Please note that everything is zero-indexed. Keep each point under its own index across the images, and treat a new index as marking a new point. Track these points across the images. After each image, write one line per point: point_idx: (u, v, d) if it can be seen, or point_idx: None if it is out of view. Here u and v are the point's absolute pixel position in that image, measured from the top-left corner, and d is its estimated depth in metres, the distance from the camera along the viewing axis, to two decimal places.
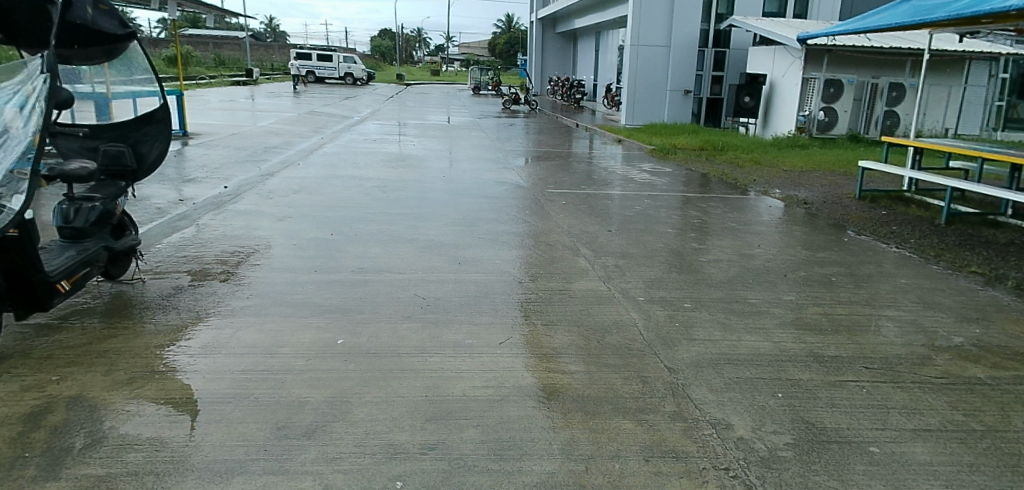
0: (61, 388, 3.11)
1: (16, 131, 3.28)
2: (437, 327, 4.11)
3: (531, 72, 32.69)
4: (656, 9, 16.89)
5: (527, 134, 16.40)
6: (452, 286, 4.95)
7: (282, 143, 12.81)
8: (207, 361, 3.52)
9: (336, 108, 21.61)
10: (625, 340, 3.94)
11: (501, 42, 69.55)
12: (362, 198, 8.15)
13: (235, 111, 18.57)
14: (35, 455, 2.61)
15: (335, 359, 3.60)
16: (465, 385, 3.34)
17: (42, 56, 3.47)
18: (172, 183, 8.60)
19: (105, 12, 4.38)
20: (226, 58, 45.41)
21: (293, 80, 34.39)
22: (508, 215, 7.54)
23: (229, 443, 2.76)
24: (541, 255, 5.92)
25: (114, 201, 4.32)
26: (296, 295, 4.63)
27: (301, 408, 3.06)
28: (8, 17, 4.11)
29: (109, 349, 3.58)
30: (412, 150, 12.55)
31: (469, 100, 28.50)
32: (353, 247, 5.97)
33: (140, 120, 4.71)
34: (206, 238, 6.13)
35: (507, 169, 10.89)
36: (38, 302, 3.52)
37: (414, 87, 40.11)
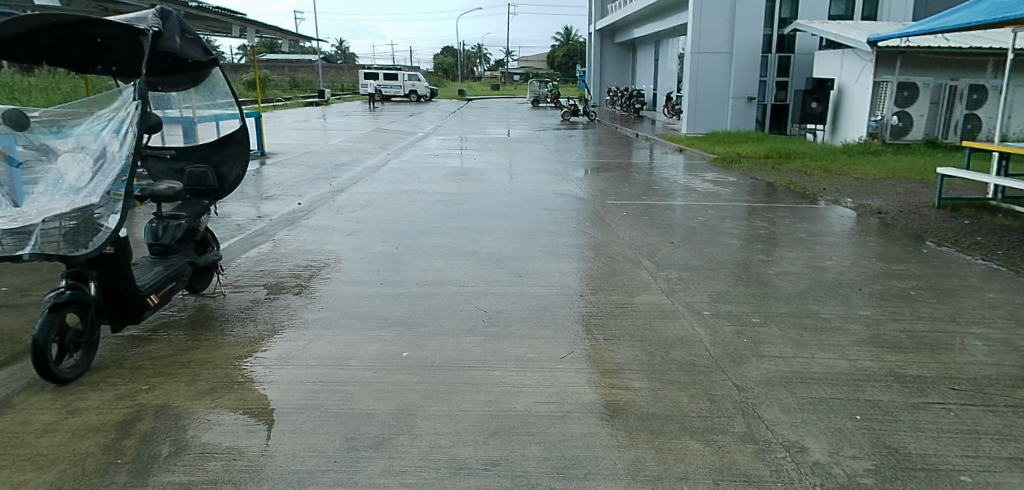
0: (149, 397, 3.27)
1: (113, 154, 3.53)
2: (498, 341, 4.13)
3: (589, 83, 32.63)
4: (718, 15, 16.60)
5: (587, 145, 16.36)
6: (513, 299, 4.98)
7: (350, 160, 13.19)
8: (281, 372, 3.64)
9: (401, 125, 22.18)
10: (690, 356, 3.86)
11: (560, 54, 69.83)
12: (426, 212, 8.30)
13: (309, 130, 19.30)
14: (125, 462, 2.72)
15: (401, 372, 3.67)
16: (527, 400, 3.34)
17: (134, 84, 3.69)
18: (250, 201, 8.98)
19: (191, 41, 4.54)
20: (298, 79, 47.28)
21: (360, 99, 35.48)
22: (568, 227, 7.53)
23: (301, 453, 2.84)
24: (602, 267, 5.87)
25: (198, 219, 4.55)
26: (362, 308, 4.74)
27: (368, 420, 3.13)
28: (108, 50, 4.40)
29: (193, 360, 3.75)
30: (472, 164, 12.70)
31: (528, 113, 28.71)
32: (419, 260, 6.09)
33: (221, 141, 4.94)
34: (280, 252, 6.38)
35: (567, 180, 10.90)
36: (132, 316, 3.73)
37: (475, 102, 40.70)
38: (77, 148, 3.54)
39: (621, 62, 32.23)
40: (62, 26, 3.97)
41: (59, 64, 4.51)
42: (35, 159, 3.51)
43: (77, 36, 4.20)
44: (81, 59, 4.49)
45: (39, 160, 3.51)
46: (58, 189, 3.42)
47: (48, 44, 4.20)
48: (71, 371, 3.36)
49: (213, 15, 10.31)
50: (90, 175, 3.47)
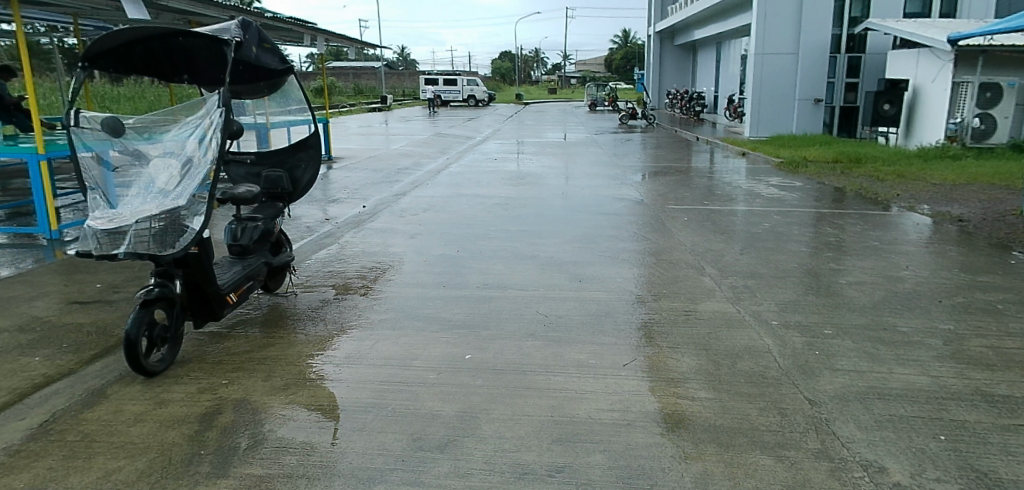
0: (229, 392, 3.42)
1: (199, 160, 3.73)
2: (560, 346, 4.13)
3: (648, 86, 32.23)
4: (783, 15, 16.15)
5: (645, 149, 16.16)
6: (574, 304, 4.98)
7: (412, 164, 13.44)
8: (350, 371, 3.75)
9: (460, 129, 22.46)
10: (758, 368, 3.77)
11: (618, 57, 69.15)
12: (485, 216, 8.37)
13: (371, 135, 19.75)
14: (208, 453, 2.85)
15: (464, 374, 3.72)
16: (590, 407, 3.34)
17: (218, 93, 3.89)
18: (318, 204, 9.25)
19: (268, 50, 4.72)
20: (360, 85, 48.47)
21: (419, 104, 36.08)
22: (628, 232, 7.46)
23: (370, 452, 2.92)
24: (664, 274, 5.80)
25: (273, 221, 4.74)
26: (424, 310, 4.83)
27: (433, 421, 3.18)
28: (193, 60, 4.63)
29: (268, 357, 3.91)
30: (530, 168, 12.74)
31: (585, 117, 28.60)
32: (479, 264, 6.14)
33: (294, 147, 5.14)
34: (346, 254, 6.56)
35: (626, 185, 10.80)
36: (212, 313, 3.92)
37: (532, 106, 40.79)
38: (167, 154, 3.74)
39: (681, 64, 31.70)
40: (153, 38, 4.21)
41: (149, 74, 4.77)
42: (129, 163, 3.71)
43: (165, 48, 4.45)
44: (169, 69, 4.75)
45: (132, 164, 3.71)
46: (149, 193, 3.61)
47: (140, 56, 4.45)
48: (158, 364, 3.55)
49: (287, 25, 10.76)
50: (179, 179, 3.67)
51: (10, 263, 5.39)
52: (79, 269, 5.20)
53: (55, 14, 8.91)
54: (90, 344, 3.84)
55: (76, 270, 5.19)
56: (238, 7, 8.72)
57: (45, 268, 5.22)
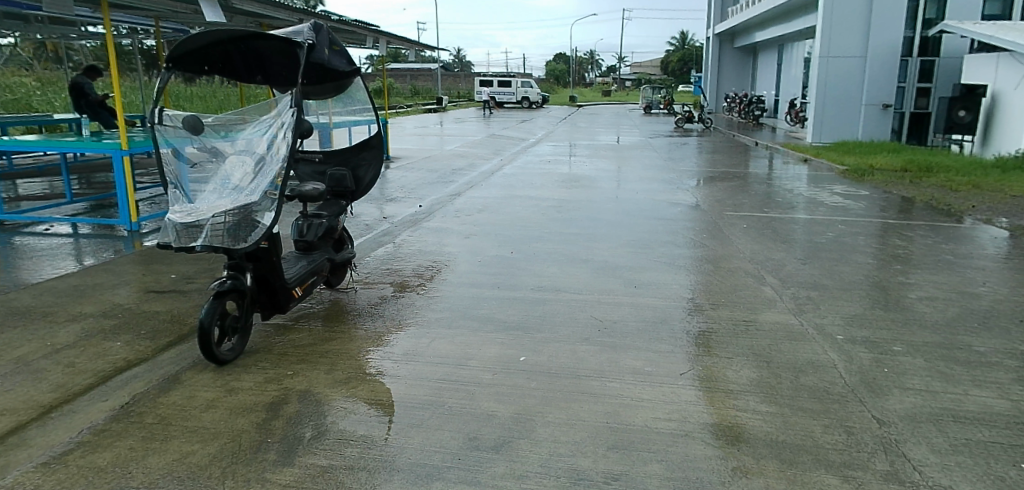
0: (294, 383, 3.54)
1: (272, 158, 3.87)
2: (615, 352, 4.11)
3: (705, 89, 31.65)
4: (852, 16, 15.55)
5: (701, 153, 15.86)
6: (629, 309, 4.94)
7: (466, 165, 13.58)
8: (407, 367, 3.82)
9: (514, 131, 22.50)
10: (822, 383, 3.65)
11: (674, 60, 68.03)
12: (538, 218, 8.38)
13: (426, 136, 20.01)
14: (275, 441, 2.95)
15: (518, 376, 3.74)
16: (647, 415, 3.31)
17: (292, 94, 4.03)
18: (375, 202, 9.45)
19: (337, 52, 4.82)
20: (416, 86, 49.19)
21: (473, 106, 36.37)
22: (684, 238, 7.35)
23: (427, 448, 2.96)
24: (722, 282, 5.69)
25: (337, 218, 4.89)
26: (480, 310, 4.88)
27: (489, 421, 3.22)
28: (268, 61, 4.81)
29: (330, 350, 4.02)
30: (583, 171, 12.69)
31: (639, 120, 28.30)
32: (533, 265, 6.16)
33: (359, 147, 5.26)
34: (403, 252, 6.68)
35: (681, 189, 10.64)
36: (279, 305, 4.06)
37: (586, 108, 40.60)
38: (242, 151, 3.89)
39: (740, 68, 31.00)
40: (232, 40, 4.39)
41: (226, 76, 4.96)
42: (207, 160, 3.88)
43: (242, 49, 4.62)
44: (245, 70, 4.93)
45: (210, 161, 3.88)
46: (225, 188, 3.76)
47: (218, 56, 4.64)
48: (229, 353, 3.70)
49: (351, 28, 11.04)
50: (253, 176, 3.81)
51: (94, 253, 5.70)
52: (156, 260, 5.46)
53: (138, 17, 9.40)
54: (167, 331, 4.03)
55: (153, 261, 5.45)
56: (306, 11, 9.01)
57: (125, 258, 5.50)
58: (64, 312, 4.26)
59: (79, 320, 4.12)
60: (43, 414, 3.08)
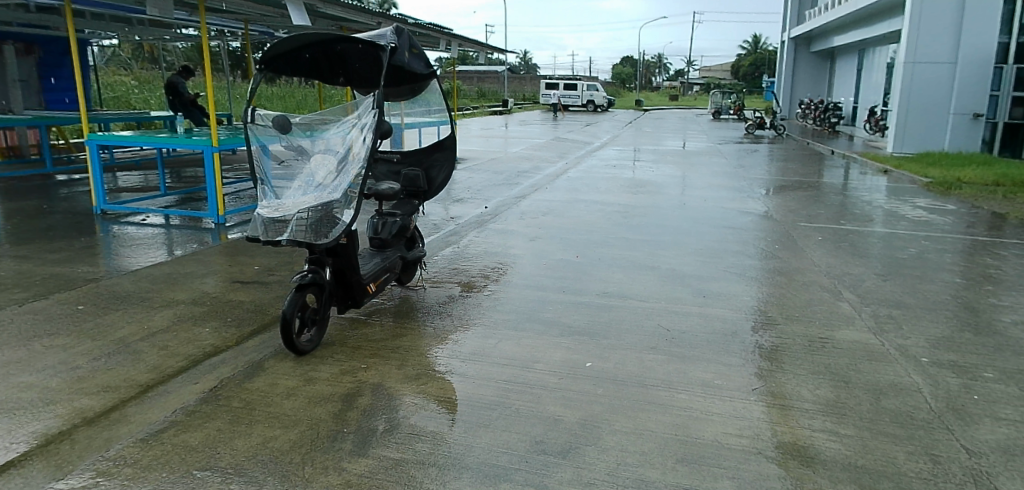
0: (368, 375, 3.65)
1: (354, 156, 4.00)
2: (684, 362, 4.04)
3: (778, 94, 30.65)
4: (941, 20, 14.79)
5: (773, 161, 15.38)
6: (698, 319, 4.85)
7: (530, 167, 13.63)
8: (474, 367, 3.87)
9: (580, 134, 22.38)
10: (905, 407, 3.49)
11: (745, 64, 66.20)
12: (604, 223, 8.32)
13: (491, 138, 20.15)
14: (350, 431, 3.05)
15: (585, 382, 3.73)
16: (717, 430, 3.24)
17: (374, 96, 4.18)
18: (442, 202, 9.61)
19: (416, 55, 4.96)
20: (483, 89, 49.68)
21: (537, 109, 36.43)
22: (755, 249, 7.15)
23: (495, 448, 2.99)
24: (796, 295, 5.50)
25: (410, 217, 5.02)
26: (544, 314, 4.88)
27: (555, 426, 3.22)
28: (351, 64, 4.98)
29: (401, 346, 4.12)
30: (648, 176, 12.52)
31: (709, 126, 27.68)
32: (599, 271, 6.13)
33: (432, 147, 5.37)
34: (469, 253, 6.77)
35: (751, 198, 10.36)
36: (355, 300, 4.20)
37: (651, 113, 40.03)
38: (326, 150, 4.05)
39: (816, 73, 29.87)
40: (319, 43, 4.56)
41: (312, 77, 5.16)
42: (293, 158, 4.06)
43: (328, 52, 4.80)
44: (329, 71, 5.11)
45: (296, 159, 4.05)
46: (309, 185, 3.91)
47: (306, 59, 4.83)
48: (308, 344, 3.86)
49: (426, 31, 11.28)
50: (335, 173, 3.94)
51: (185, 243, 6.03)
52: (241, 252, 5.73)
53: (229, 19, 9.90)
54: (251, 320, 4.22)
55: (238, 252, 5.72)
56: (385, 14, 9.27)
57: (212, 249, 5.80)
58: (158, 297, 4.53)
59: (172, 306, 4.37)
60: (140, 392, 3.28)
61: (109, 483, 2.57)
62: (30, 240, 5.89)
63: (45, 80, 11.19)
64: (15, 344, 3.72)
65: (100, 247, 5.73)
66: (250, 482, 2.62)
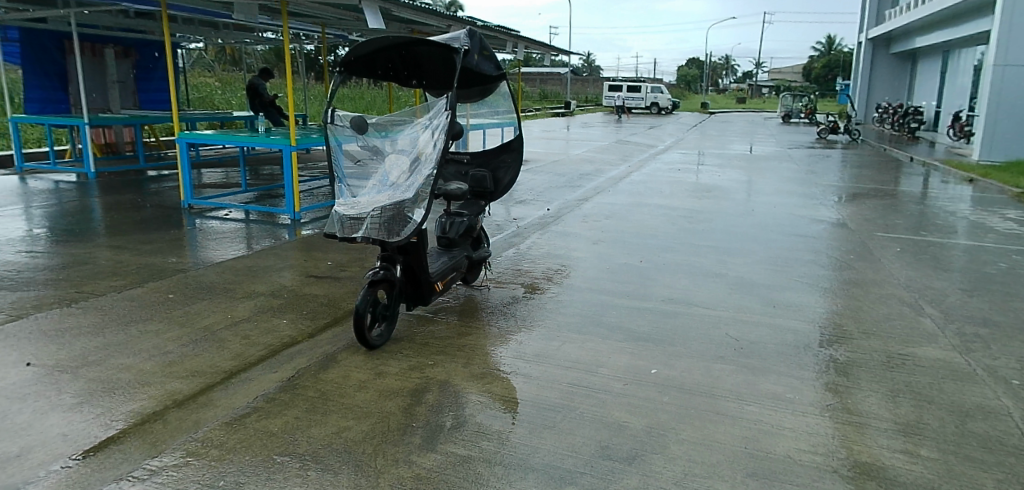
0: (435, 372, 3.72)
1: (426, 157, 4.08)
2: (753, 374, 3.94)
3: (853, 97, 29.43)
4: None
5: (847, 167, 14.78)
6: (768, 330, 4.72)
7: (593, 170, 13.56)
8: (538, 369, 3.89)
9: (643, 137, 22.09)
10: (994, 431, 3.30)
11: (817, 67, 63.97)
12: (668, 228, 8.20)
13: (553, 139, 20.13)
14: (419, 426, 3.12)
15: (651, 389, 3.69)
16: (790, 445, 3.15)
17: (446, 98, 4.26)
18: (505, 203, 9.68)
19: (487, 57, 5.03)
20: (545, 91, 49.72)
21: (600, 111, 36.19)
22: (828, 258, 6.90)
23: (560, 451, 3.00)
24: (873, 308, 5.28)
25: (477, 217, 5.08)
26: (608, 318, 4.85)
27: (621, 432, 3.20)
28: (424, 66, 5.08)
29: (466, 345, 4.19)
30: (714, 181, 12.26)
31: (779, 130, 26.82)
32: (664, 276, 6.05)
33: (500, 149, 5.43)
34: (532, 254, 6.80)
35: (823, 205, 9.99)
36: (423, 297, 4.29)
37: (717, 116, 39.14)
38: (400, 151, 4.15)
39: (895, 75, 28.51)
40: (395, 46, 4.67)
41: (387, 79, 5.32)
42: (369, 159, 4.18)
43: (403, 55, 4.91)
44: (403, 74, 5.25)
45: (372, 160, 4.17)
46: (383, 184, 4.02)
47: (382, 62, 4.98)
48: (378, 339, 3.97)
49: (494, 33, 11.38)
50: (408, 174, 4.03)
51: (263, 238, 6.29)
52: (315, 248, 5.93)
53: (307, 23, 10.27)
54: (325, 314, 4.37)
55: (312, 248, 5.93)
56: (455, 17, 9.41)
57: (289, 244, 6.03)
58: (240, 289, 4.74)
59: (252, 297, 4.57)
60: (224, 378, 3.45)
61: (198, 463, 2.71)
62: (124, 232, 6.27)
63: (141, 82, 11.86)
64: (113, 329, 3.97)
65: (187, 240, 6.05)
66: (326, 470, 2.72)
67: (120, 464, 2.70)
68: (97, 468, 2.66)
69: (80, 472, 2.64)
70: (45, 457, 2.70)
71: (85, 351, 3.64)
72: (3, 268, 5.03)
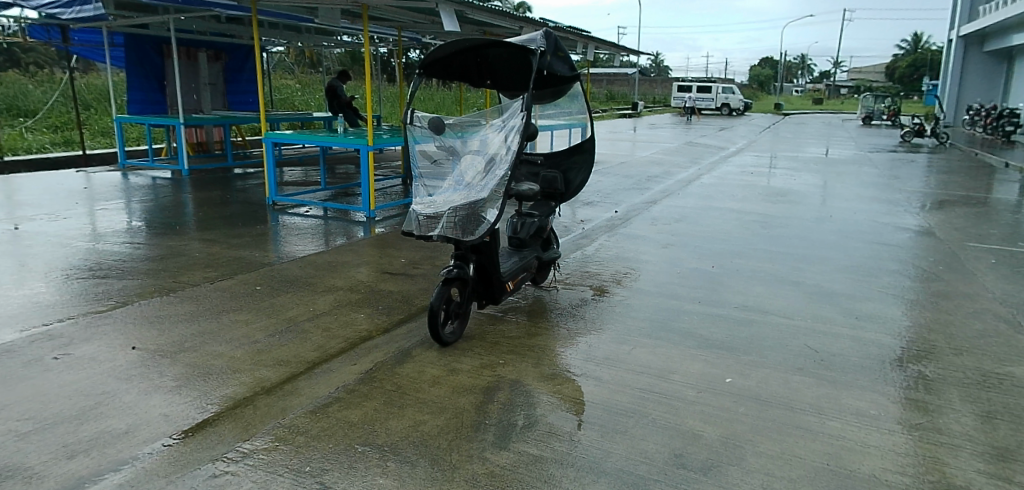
0: (506, 371, 3.75)
1: (501, 157, 4.11)
2: (835, 388, 3.79)
3: (942, 98, 27.82)
4: None
5: (933, 173, 14.01)
6: (850, 342, 4.53)
7: (662, 172, 13.34)
8: (609, 372, 3.86)
9: (714, 139, 21.56)
10: None
11: (902, 66, 60.81)
12: (742, 233, 7.99)
13: (620, 141, 19.93)
14: (492, 423, 3.16)
15: (726, 398, 3.61)
16: (875, 464, 3.02)
17: (523, 99, 4.29)
18: (573, 205, 9.65)
19: (561, 58, 5.04)
20: (613, 92, 49.23)
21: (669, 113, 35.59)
22: (914, 268, 6.56)
23: (632, 457, 2.97)
24: (964, 323, 4.99)
25: (548, 218, 5.09)
26: (679, 324, 4.77)
27: (696, 441, 3.15)
28: (499, 67, 5.14)
29: (536, 345, 4.20)
30: (788, 185, 11.86)
31: (859, 132, 25.64)
32: (737, 283, 5.89)
33: (571, 150, 5.42)
34: (600, 257, 6.75)
35: (907, 212, 9.50)
36: (494, 297, 4.34)
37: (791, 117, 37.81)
38: (476, 152, 4.20)
39: (989, 74, 26.81)
40: (472, 48, 4.75)
41: (461, 81, 5.39)
42: (446, 159, 4.26)
43: (479, 57, 4.97)
44: (477, 75, 5.31)
45: (448, 160, 4.25)
46: (459, 184, 4.08)
47: (458, 64, 5.07)
48: (451, 336, 4.03)
49: (564, 32, 11.36)
50: (483, 174, 4.07)
51: (340, 234, 6.49)
52: (390, 245, 6.09)
53: (384, 27, 10.54)
54: (400, 310, 4.48)
55: (387, 245, 6.08)
56: (528, 18, 9.43)
57: (364, 241, 6.20)
58: (320, 283, 4.92)
59: (332, 292, 4.74)
60: (308, 368, 3.59)
61: (285, 448, 2.84)
62: (213, 226, 6.60)
63: (230, 84, 12.46)
64: (206, 317, 4.19)
65: (271, 235, 6.32)
66: (404, 462, 2.79)
67: (215, 445, 2.85)
68: (195, 448, 2.82)
69: (180, 450, 2.80)
70: (149, 435, 2.88)
71: (182, 337, 3.86)
72: (109, 257, 5.39)
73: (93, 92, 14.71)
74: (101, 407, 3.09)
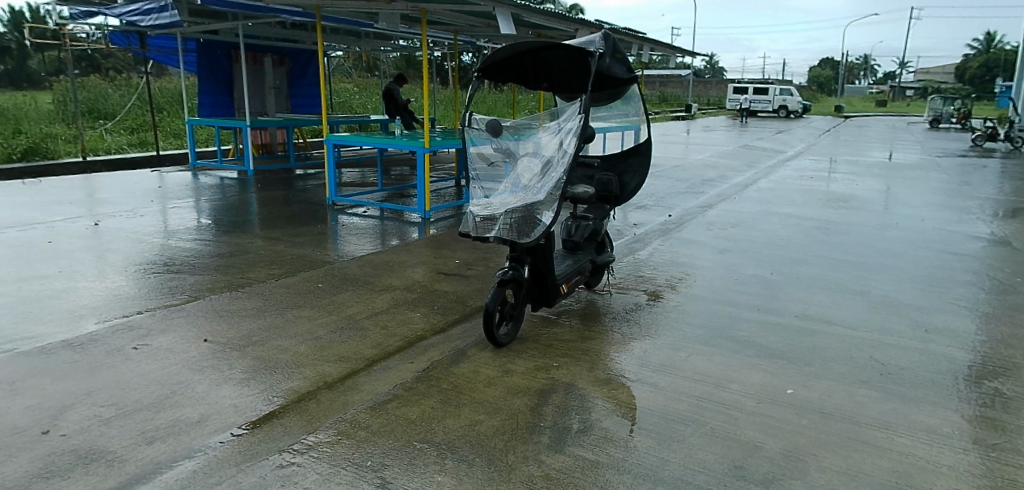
0: (560, 374, 3.75)
1: (557, 161, 4.13)
2: (904, 403, 3.65)
3: (1018, 101, 26.39)
4: None
5: (1007, 179, 13.31)
6: (919, 355, 4.35)
7: (717, 176, 13.08)
8: (665, 379, 3.81)
9: (772, 142, 21.00)
10: None
11: (973, 67, 57.99)
12: (801, 239, 7.76)
13: (674, 143, 19.61)
14: (547, 426, 3.16)
15: (787, 409, 3.52)
16: (948, 483, 2.89)
17: (580, 102, 4.28)
18: (625, 208, 9.56)
19: (618, 60, 5.01)
20: (666, 94, 48.52)
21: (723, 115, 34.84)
22: (987, 279, 6.25)
23: (690, 467, 2.92)
24: None
25: (603, 222, 5.07)
26: (736, 332, 4.67)
27: (757, 452, 3.08)
28: (556, 69, 5.15)
29: (590, 349, 4.19)
30: (850, 190, 11.46)
31: (926, 135, 24.55)
32: (796, 291, 5.73)
33: (626, 153, 5.38)
34: (653, 261, 6.66)
35: (979, 220, 9.06)
36: (548, 299, 4.35)
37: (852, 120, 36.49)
38: (533, 153, 4.22)
39: None
40: (530, 51, 4.77)
41: (517, 83, 5.42)
42: (502, 161, 4.28)
43: (536, 59, 4.99)
44: (534, 77, 5.33)
45: (505, 161, 4.27)
46: (515, 186, 4.11)
47: (516, 66, 5.09)
48: (505, 337, 4.06)
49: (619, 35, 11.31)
50: (539, 177, 4.10)
51: (396, 235, 6.61)
52: (445, 246, 6.16)
53: (441, 31, 10.68)
54: (455, 310, 4.53)
55: (442, 246, 6.16)
56: (583, 20, 9.44)
57: (420, 241, 6.29)
58: (378, 282, 5.02)
59: (390, 291, 4.82)
60: (367, 365, 3.67)
61: (348, 442, 2.91)
62: (276, 225, 6.82)
63: (293, 88, 12.85)
64: (272, 313, 4.33)
65: (330, 234, 6.48)
66: (461, 460, 2.82)
67: (281, 436, 2.94)
68: (262, 439, 2.91)
69: (248, 440, 2.90)
70: (220, 425, 2.99)
71: (249, 332, 4.01)
72: (181, 253, 5.62)
73: (166, 95, 15.40)
74: (176, 395, 3.23)
